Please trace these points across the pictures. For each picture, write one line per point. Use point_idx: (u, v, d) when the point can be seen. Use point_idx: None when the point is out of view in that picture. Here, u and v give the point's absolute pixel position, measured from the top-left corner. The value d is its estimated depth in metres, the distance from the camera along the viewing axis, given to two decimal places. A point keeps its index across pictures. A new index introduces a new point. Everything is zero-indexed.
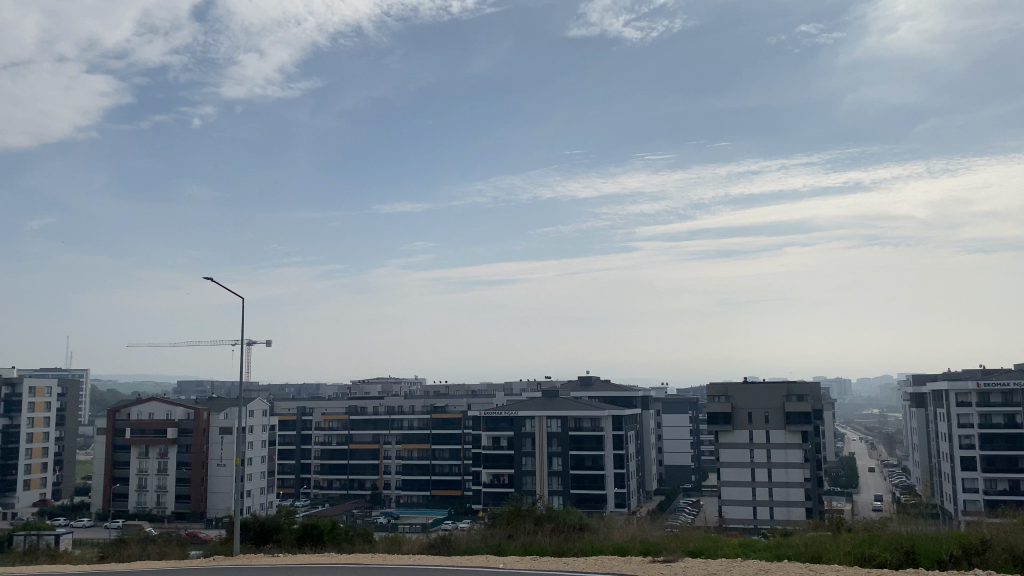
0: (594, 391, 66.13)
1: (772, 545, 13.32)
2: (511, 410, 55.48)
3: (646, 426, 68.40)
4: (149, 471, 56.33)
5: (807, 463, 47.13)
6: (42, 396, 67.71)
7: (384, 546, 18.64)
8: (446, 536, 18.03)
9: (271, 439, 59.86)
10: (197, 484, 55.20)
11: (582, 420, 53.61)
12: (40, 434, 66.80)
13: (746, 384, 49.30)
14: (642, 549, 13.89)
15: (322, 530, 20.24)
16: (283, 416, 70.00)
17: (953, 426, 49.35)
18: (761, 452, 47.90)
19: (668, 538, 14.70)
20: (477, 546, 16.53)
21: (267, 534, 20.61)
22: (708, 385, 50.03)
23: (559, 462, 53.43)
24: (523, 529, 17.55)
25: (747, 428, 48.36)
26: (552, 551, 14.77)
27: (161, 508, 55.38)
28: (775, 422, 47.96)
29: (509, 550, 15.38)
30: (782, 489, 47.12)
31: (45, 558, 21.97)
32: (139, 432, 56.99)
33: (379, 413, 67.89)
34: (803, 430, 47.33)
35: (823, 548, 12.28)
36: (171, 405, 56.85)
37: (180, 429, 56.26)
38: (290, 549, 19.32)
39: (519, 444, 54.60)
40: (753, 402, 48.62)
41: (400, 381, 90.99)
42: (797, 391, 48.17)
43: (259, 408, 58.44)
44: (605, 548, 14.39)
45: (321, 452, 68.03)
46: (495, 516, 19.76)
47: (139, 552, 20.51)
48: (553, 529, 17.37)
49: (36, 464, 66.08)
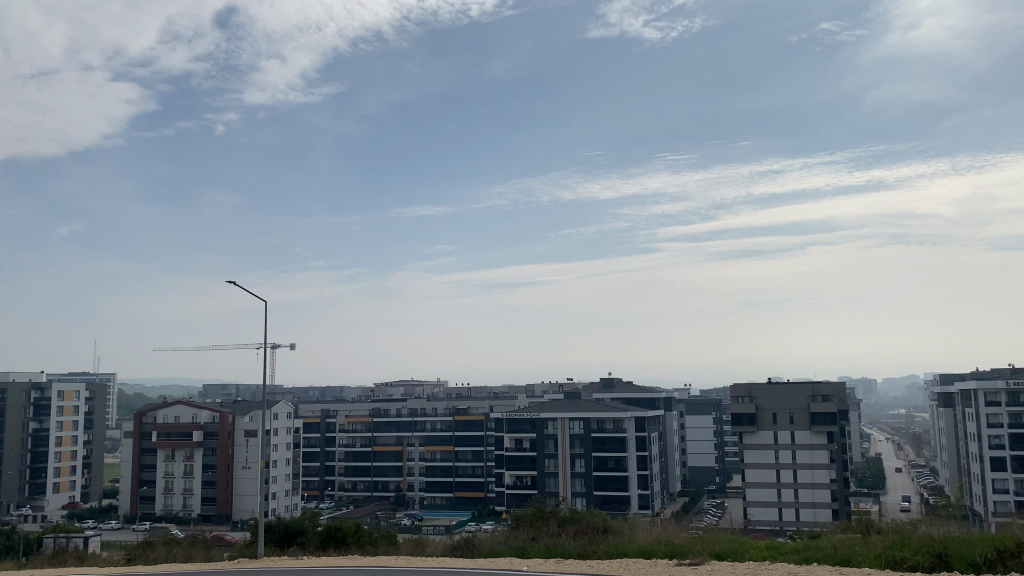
0: (616, 393, 65.85)
1: (801, 548, 13.12)
2: (533, 411, 55.39)
3: (670, 427, 68.03)
4: (176, 474, 56.87)
5: (833, 464, 46.59)
6: (70, 400, 68.60)
7: (407, 549, 18.64)
8: (470, 538, 17.98)
9: (295, 441, 60.21)
10: (223, 487, 55.63)
11: (604, 422, 53.39)
12: (68, 438, 67.67)
13: (770, 384, 48.89)
14: (667, 550, 13.75)
15: (345, 532, 20.27)
16: (307, 418, 70.40)
17: (982, 426, 48.62)
18: (786, 453, 47.44)
19: (695, 540, 14.55)
20: (500, 548, 16.48)
21: (292, 536, 20.70)
22: (732, 385, 49.66)
23: (582, 464, 53.26)
24: (547, 531, 17.48)
25: (772, 429, 47.92)
26: (576, 553, 14.68)
27: (187, 511, 55.88)
28: (799, 423, 47.50)
29: (533, 553, 15.31)
30: (807, 491, 46.65)
31: (73, 560, 22.23)
32: (165, 435, 57.52)
33: (402, 415, 68.05)
34: (828, 431, 46.81)
35: (852, 551, 12.09)
36: (196, 408, 57.32)
37: (206, 432, 56.72)
38: (315, 552, 19.39)
39: (541, 445, 54.47)
40: (777, 402, 48.17)
41: (422, 383, 91.18)
42: (822, 391, 47.63)
43: (284, 410, 58.80)
44: (630, 550, 14.26)
45: (345, 454, 68.34)
46: (519, 517, 19.67)
47: (165, 554, 20.66)
48: (577, 531, 17.28)
49: (65, 467, 66.94)
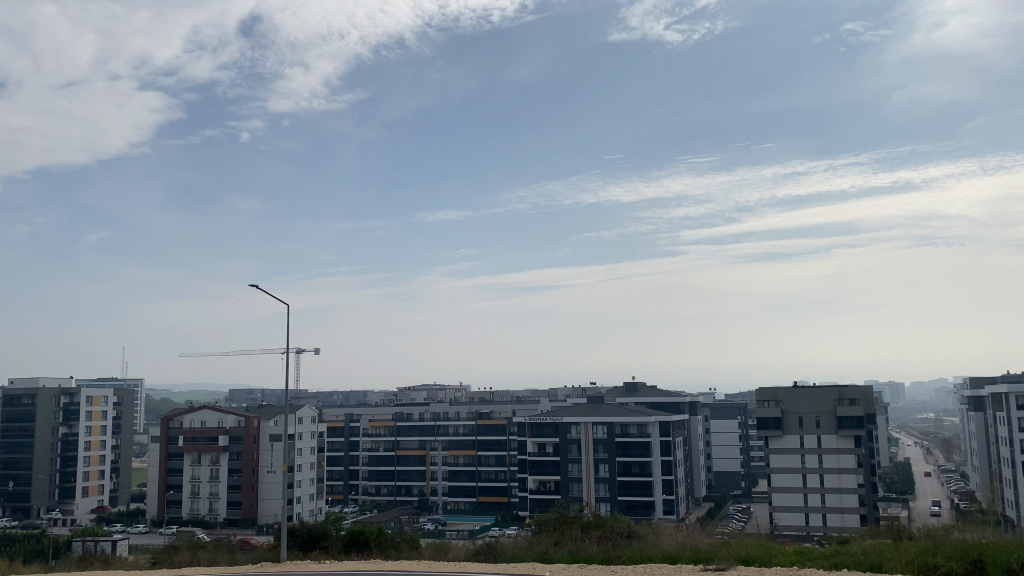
0: (640, 397, 65.46)
1: (830, 553, 12.86)
2: (556, 416, 55.21)
3: (695, 431, 67.54)
4: (201, 478, 57.29)
5: (860, 469, 45.91)
6: (99, 405, 69.41)
7: (430, 553, 18.56)
8: (492, 543, 17.85)
9: (320, 446, 60.46)
10: (248, 491, 55.96)
11: (628, 426, 53.06)
12: (97, 443, 68.45)
13: (796, 388, 48.36)
14: (692, 556, 13.53)
15: (368, 536, 20.21)
16: (331, 423, 70.67)
17: (1014, 429, 47.77)
18: (813, 457, 46.87)
19: (721, 545, 14.32)
20: (523, 553, 16.35)
21: (315, 540, 20.72)
22: (757, 389, 49.25)
23: (606, 469, 52.97)
24: (570, 536, 17.30)
25: (798, 433, 47.36)
26: (599, 558, 14.51)
27: (213, 515, 56.25)
28: (826, 427, 46.90)
29: (556, 558, 15.14)
30: (834, 496, 46.01)
31: (99, 564, 22.39)
32: (191, 440, 58.03)
33: (425, 420, 68.12)
34: (855, 435, 46.16)
35: (883, 557, 11.81)
36: (222, 413, 57.81)
37: (231, 437, 57.14)
38: (337, 556, 19.37)
39: (564, 450, 54.24)
40: (804, 406, 47.60)
41: (445, 387, 91.30)
42: (849, 395, 46.99)
43: (308, 414, 59.13)
44: (655, 555, 14.07)
45: (369, 459, 68.52)
46: (543, 522, 19.49)
47: (189, 557, 20.75)
48: (601, 536, 17.09)
49: (94, 471, 67.71)
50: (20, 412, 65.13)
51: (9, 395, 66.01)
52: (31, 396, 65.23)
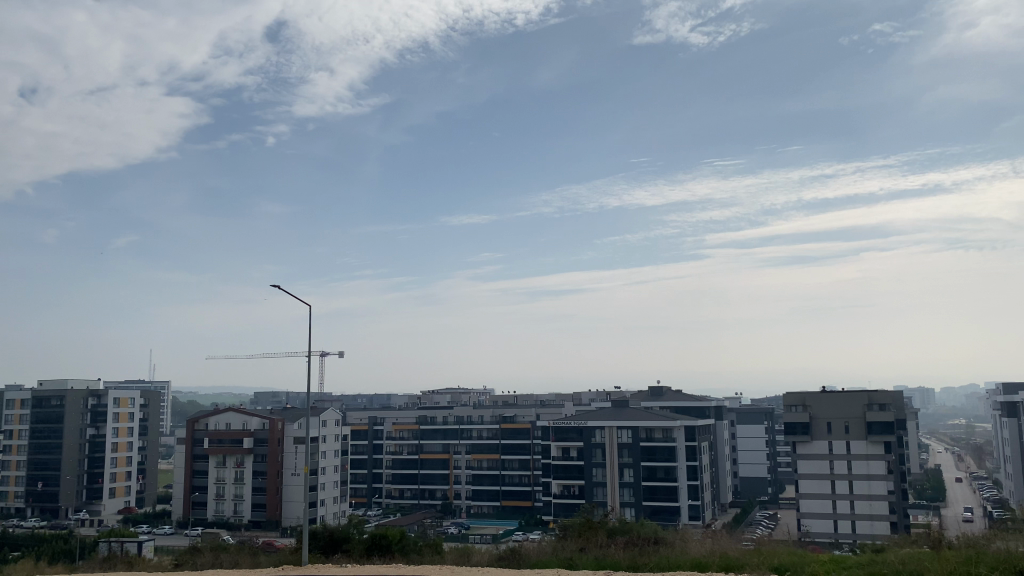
0: (665, 401, 64.84)
1: (869, 561, 12.35)
2: (581, 420, 54.80)
3: (721, 436, 66.77)
4: (226, 481, 57.49)
5: (891, 475, 45.04)
6: (126, 406, 70.06)
7: (453, 558, 18.23)
8: (516, 548, 17.50)
9: (344, 449, 60.48)
10: (273, 493, 55.98)
11: (653, 430, 52.48)
12: (124, 444, 69.05)
13: (824, 393, 47.60)
14: (722, 564, 13.09)
15: (390, 539, 19.98)
16: (355, 426, 70.73)
17: None
18: (842, 463, 46.04)
19: (752, 552, 13.88)
20: (547, 559, 15.99)
21: (337, 543, 20.51)
22: (784, 394, 48.51)
23: (631, 473, 52.42)
24: (596, 542, 16.93)
25: (826, 439, 46.52)
26: (626, 565, 14.13)
27: (238, 516, 56.41)
28: (855, 433, 46.03)
29: (581, 564, 14.78)
30: (864, 502, 45.16)
31: (122, 565, 22.28)
32: (216, 442, 58.28)
33: (449, 423, 67.91)
34: (885, 441, 45.27)
35: (925, 565, 11.32)
36: (247, 415, 58.04)
37: (256, 439, 57.34)
38: (359, 559, 19.12)
39: (589, 454, 53.81)
40: (832, 411, 46.83)
41: (469, 391, 91.18)
42: (878, 400, 46.08)
43: (332, 417, 59.22)
44: (683, 562, 13.67)
45: (392, 462, 68.47)
46: (567, 527, 19.14)
47: (211, 560, 20.59)
48: (627, 542, 16.71)
49: (122, 472, 68.28)
50: (49, 414, 65.84)
51: (38, 396, 66.77)
52: (60, 397, 65.92)
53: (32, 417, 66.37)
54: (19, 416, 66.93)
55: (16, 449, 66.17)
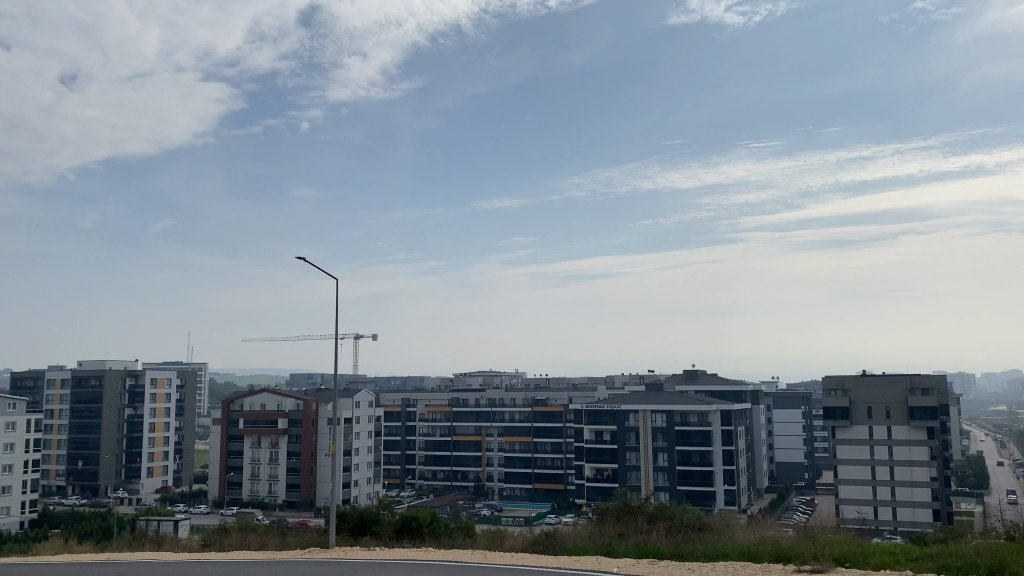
0: (699, 386, 63.81)
1: (938, 554, 11.35)
2: (615, 404, 53.91)
3: (757, 422, 65.71)
4: (261, 461, 57.70)
5: (934, 462, 43.55)
6: (163, 386, 70.51)
7: (485, 542, 17.45)
8: (551, 532, 16.74)
9: (377, 431, 60.44)
10: (307, 473, 56.10)
11: (688, 415, 51.45)
12: (161, 424, 69.64)
13: (865, 376, 46.10)
14: (775, 553, 12.20)
15: (421, 522, 19.34)
16: (388, 407, 70.61)
17: None
18: (883, 448, 44.73)
19: (807, 542, 12.94)
20: (584, 545, 15.15)
21: (366, 525, 19.89)
22: (824, 378, 47.18)
23: (665, 458, 51.55)
24: (636, 527, 16.15)
25: (866, 424, 45.20)
26: (670, 552, 13.31)
27: (273, 496, 56.58)
28: (897, 418, 44.62)
29: (622, 551, 13.94)
30: (905, 489, 43.85)
31: (151, 544, 21.81)
32: (251, 423, 58.29)
33: (482, 405, 67.57)
34: (928, 426, 43.73)
35: (1007, 558, 10.27)
36: (281, 396, 57.99)
37: (291, 420, 57.32)
38: (389, 542, 18.50)
39: (622, 438, 52.94)
40: (873, 395, 45.43)
41: (501, 374, 90.83)
42: (921, 384, 44.47)
43: (365, 399, 58.94)
44: (731, 552, 12.80)
45: (425, 444, 68.19)
46: (604, 512, 18.36)
47: (239, 541, 20.00)
48: (669, 529, 15.82)
49: (159, 452, 68.85)
50: (88, 394, 66.65)
51: (78, 376, 67.55)
52: (99, 377, 66.62)
53: (72, 397, 67.26)
54: (59, 396, 67.82)
55: (57, 428, 67.15)
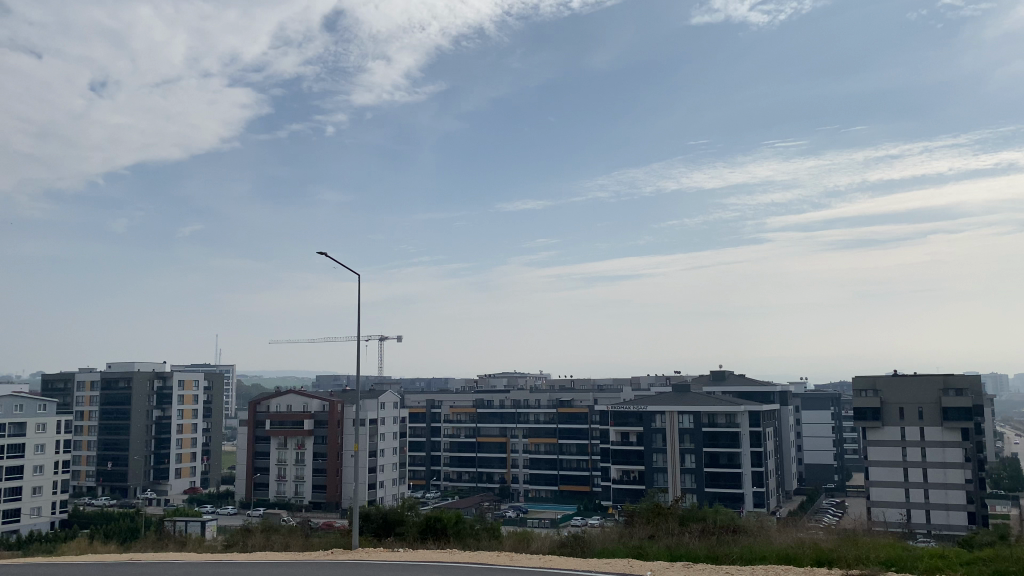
0: (727, 386, 63.06)
1: (994, 557, 10.77)
2: (641, 405, 53.27)
3: (787, 423, 64.86)
4: (288, 461, 57.72)
5: (969, 463, 42.42)
6: (190, 388, 70.89)
7: (512, 543, 17.12)
8: (580, 533, 16.36)
9: (402, 432, 60.32)
10: (333, 474, 56.08)
11: (716, 416, 50.67)
12: (189, 425, 70.02)
13: (897, 376, 45.14)
14: (816, 556, 11.69)
15: (446, 523, 19.00)
16: (413, 408, 70.49)
17: None
18: (915, 450, 43.71)
19: (849, 545, 12.45)
20: (614, 547, 14.79)
21: (391, 526, 19.58)
22: (854, 378, 46.29)
23: (693, 460, 50.81)
24: (668, 529, 15.69)
25: (899, 425, 44.23)
26: (704, 555, 12.84)
27: (299, 497, 56.58)
28: (930, 418, 43.58)
29: (653, 555, 13.45)
30: (939, 491, 42.81)
31: (174, 545, 21.65)
32: (278, 423, 58.35)
33: (506, 406, 67.20)
34: (963, 427, 42.59)
35: None
36: (307, 397, 58.10)
37: (317, 421, 57.36)
38: (414, 542, 18.22)
39: (649, 440, 52.32)
40: (905, 396, 44.45)
41: (526, 375, 90.49)
42: (955, 384, 43.36)
43: (390, 399, 58.81)
44: (768, 554, 12.34)
45: (450, 445, 67.95)
46: (633, 513, 17.89)
47: (262, 542, 19.79)
48: (703, 530, 15.42)
49: (187, 453, 69.26)
50: (117, 395, 67.18)
51: (107, 378, 68.12)
52: (127, 379, 67.14)
53: (102, 398, 67.84)
54: (89, 397, 68.46)
55: (87, 429, 67.75)
